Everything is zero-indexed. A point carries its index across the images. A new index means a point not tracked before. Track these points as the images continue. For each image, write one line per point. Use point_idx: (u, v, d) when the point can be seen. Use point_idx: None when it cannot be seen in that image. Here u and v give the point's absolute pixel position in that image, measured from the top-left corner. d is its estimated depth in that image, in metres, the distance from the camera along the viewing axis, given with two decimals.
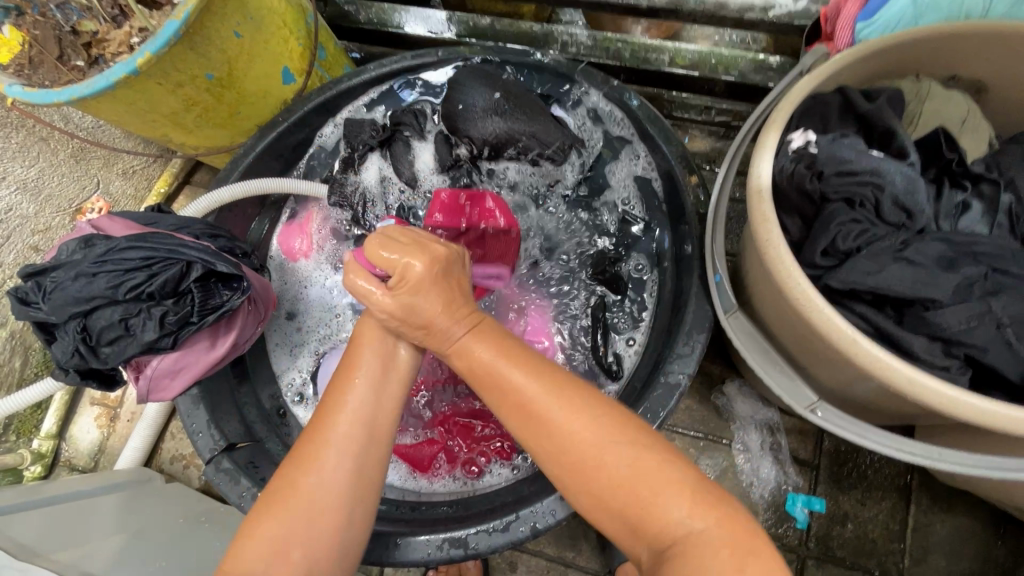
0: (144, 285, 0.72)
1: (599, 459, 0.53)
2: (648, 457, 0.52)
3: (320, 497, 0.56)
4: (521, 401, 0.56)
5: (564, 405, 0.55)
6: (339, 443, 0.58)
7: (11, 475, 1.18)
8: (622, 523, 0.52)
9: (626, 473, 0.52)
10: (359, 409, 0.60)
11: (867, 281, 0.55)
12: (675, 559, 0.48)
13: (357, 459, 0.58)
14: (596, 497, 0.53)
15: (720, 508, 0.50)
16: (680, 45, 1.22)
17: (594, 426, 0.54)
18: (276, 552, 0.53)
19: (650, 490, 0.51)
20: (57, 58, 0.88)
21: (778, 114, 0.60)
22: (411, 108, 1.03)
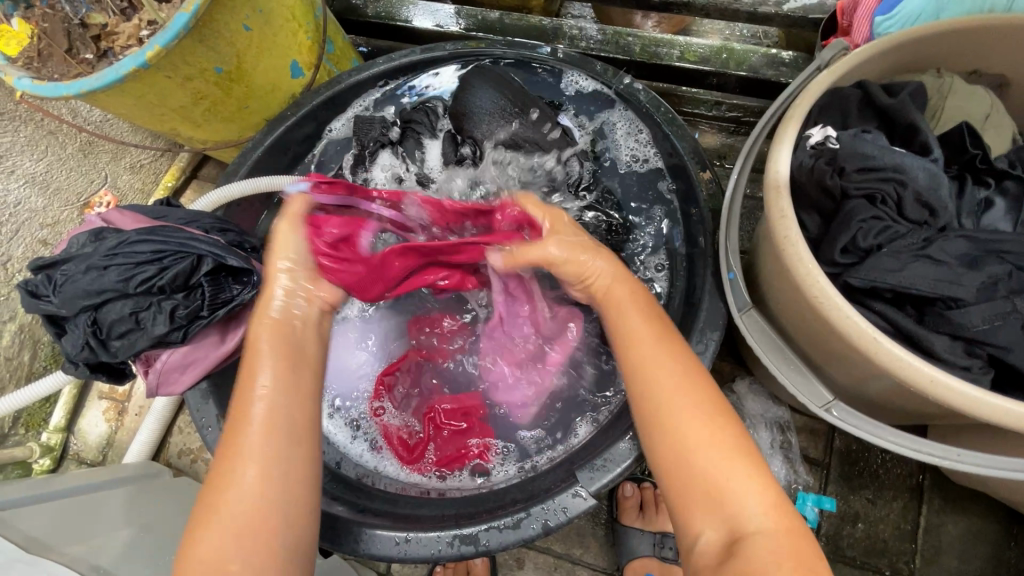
0: (155, 279, 0.71)
1: (693, 438, 0.54)
2: (741, 456, 0.53)
3: (241, 505, 0.54)
4: (649, 379, 0.59)
5: (676, 384, 0.58)
6: (252, 453, 0.57)
7: (20, 467, 1.19)
8: (693, 504, 0.52)
9: (711, 458, 0.53)
10: (270, 412, 0.59)
11: (889, 279, 0.54)
12: (743, 545, 0.48)
13: (268, 460, 0.56)
14: (679, 479, 0.54)
15: (786, 520, 0.50)
16: (691, 40, 1.21)
17: (694, 415, 0.56)
18: (219, 564, 0.52)
19: (734, 478, 0.52)
20: (66, 51, 0.88)
21: (796, 110, 0.59)
22: (423, 107, 1.02)
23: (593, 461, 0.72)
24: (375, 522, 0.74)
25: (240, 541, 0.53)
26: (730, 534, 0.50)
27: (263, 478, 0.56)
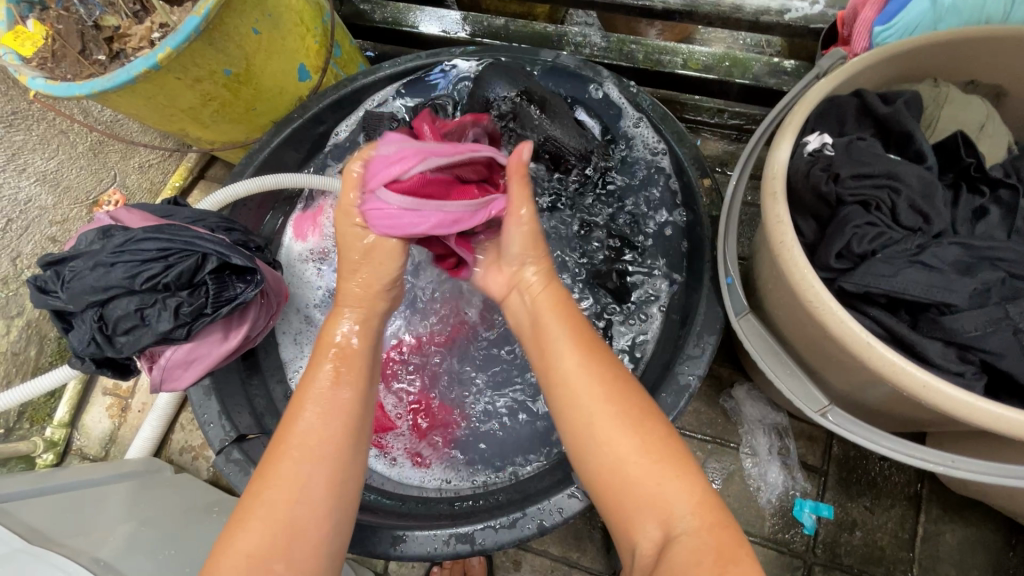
0: (160, 276, 0.73)
1: (594, 406, 0.56)
2: (661, 460, 0.53)
3: (302, 494, 0.55)
4: (570, 391, 0.58)
5: (571, 359, 0.60)
6: (312, 454, 0.57)
7: (24, 461, 1.21)
8: (629, 512, 0.52)
9: (614, 426, 0.55)
10: (330, 421, 0.59)
11: (883, 284, 0.54)
12: (669, 544, 0.48)
13: (334, 468, 0.57)
14: (603, 467, 0.54)
15: (714, 511, 0.50)
16: (694, 48, 1.23)
17: (581, 396, 0.57)
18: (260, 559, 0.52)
19: (614, 436, 0.54)
20: (80, 52, 0.90)
21: (792, 116, 0.60)
22: (434, 103, 1.03)
23: None
24: (372, 518, 0.74)
25: (303, 486, 0.55)
26: (663, 532, 0.50)
27: (333, 476, 0.57)
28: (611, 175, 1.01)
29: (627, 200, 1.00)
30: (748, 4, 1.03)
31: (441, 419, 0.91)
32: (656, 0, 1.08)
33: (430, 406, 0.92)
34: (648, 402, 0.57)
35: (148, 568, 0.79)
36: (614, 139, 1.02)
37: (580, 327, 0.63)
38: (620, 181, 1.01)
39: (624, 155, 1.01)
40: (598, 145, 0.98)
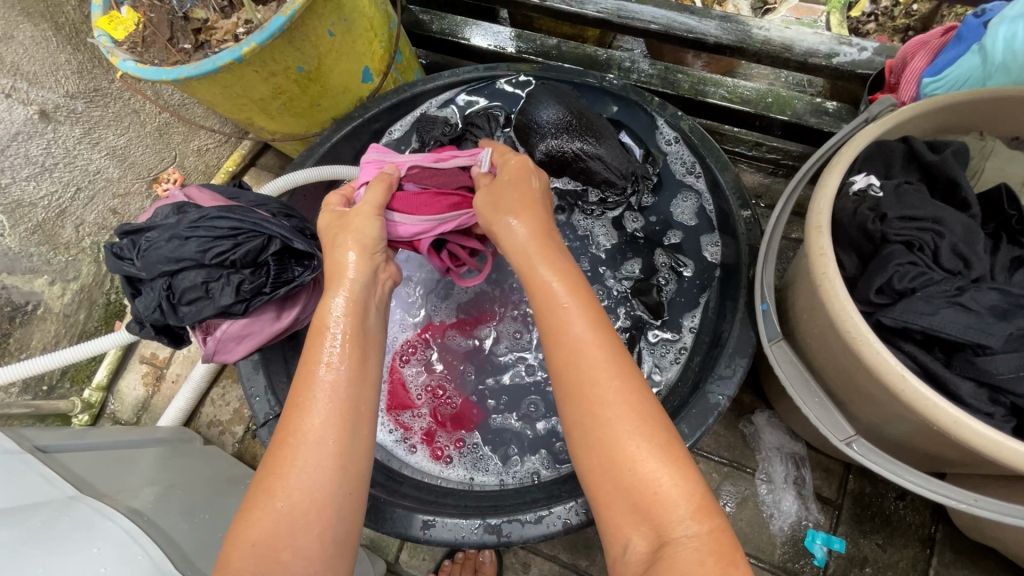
0: (228, 253, 0.78)
1: (608, 400, 0.54)
2: (662, 457, 0.52)
3: (307, 484, 0.56)
4: (578, 370, 0.56)
5: (582, 338, 0.58)
6: (315, 441, 0.58)
7: (61, 420, 1.26)
8: (624, 513, 0.51)
9: (620, 421, 0.53)
10: (332, 401, 0.60)
11: (921, 322, 0.57)
12: (667, 550, 0.48)
13: (330, 450, 0.58)
14: (605, 460, 0.53)
15: (711, 517, 0.49)
16: (739, 82, 1.27)
17: (590, 381, 0.56)
18: (271, 547, 0.54)
19: (619, 434, 0.53)
20: (168, 40, 0.96)
21: (839, 157, 0.64)
22: (485, 112, 1.10)
23: None
24: (402, 503, 0.77)
25: (308, 471, 0.57)
26: (656, 536, 0.49)
27: (334, 471, 0.57)
28: (650, 194, 1.05)
29: (666, 221, 1.03)
30: (799, 45, 1.07)
31: (463, 413, 0.95)
32: (708, 34, 1.12)
33: (456, 400, 0.96)
34: (654, 399, 0.56)
35: (183, 529, 0.83)
36: (655, 161, 1.05)
37: (595, 312, 0.60)
38: (659, 200, 1.05)
39: (665, 177, 1.05)
40: (643, 167, 1.03)
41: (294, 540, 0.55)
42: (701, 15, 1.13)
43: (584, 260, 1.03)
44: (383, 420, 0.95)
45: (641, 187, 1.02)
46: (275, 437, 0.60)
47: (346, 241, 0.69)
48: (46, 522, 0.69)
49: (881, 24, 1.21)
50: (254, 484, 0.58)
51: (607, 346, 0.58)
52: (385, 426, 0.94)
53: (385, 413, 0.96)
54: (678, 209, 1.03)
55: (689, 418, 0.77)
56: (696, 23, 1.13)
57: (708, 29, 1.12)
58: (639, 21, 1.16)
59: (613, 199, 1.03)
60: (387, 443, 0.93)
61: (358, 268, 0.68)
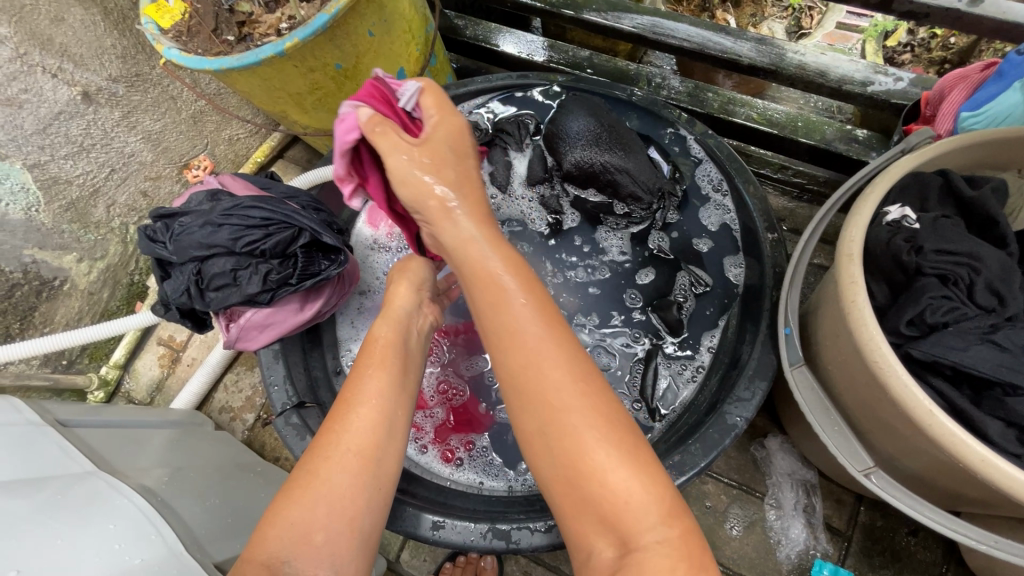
0: (259, 242, 0.79)
1: (568, 404, 0.53)
2: (626, 460, 0.51)
3: (343, 480, 0.56)
4: (536, 375, 0.55)
5: (540, 338, 0.57)
6: (356, 434, 0.59)
7: (77, 395, 1.28)
8: (590, 522, 0.51)
9: (579, 424, 0.52)
10: (380, 400, 0.62)
11: (951, 357, 0.56)
12: (635, 557, 0.48)
13: (370, 446, 0.59)
14: (565, 470, 0.52)
15: (680, 519, 0.50)
16: (769, 104, 1.27)
17: (546, 385, 0.54)
18: (305, 532, 0.54)
19: (585, 441, 0.52)
20: (212, 31, 0.98)
21: (874, 186, 0.64)
22: (517, 119, 1.09)
23: None
24: (412, 502, 0.78)
25: (348, 462, 0.57)
26: (622, 544, 0.49)
27: (367, 459, 0.58)
28: (676, 210, 1.05)
29: (690, 237, 1.03)
30: (834, 72, 1.07)
31: (475, 417, 0.95)
32: (743, 55, 1.12)
33: (469, 403, 0.96)
34: (615, 399, 0.56)
35: (195, 512, 0.84)
36: (682, 177, 1.05)
37: (550, 314, 0.59)
38: (683, 217, 1.04)
39: (691, 194, 1.05)
40: (670, 183, 1.03)
41: (330, 529, 0.54)
42: (736, 37, 1.14)
43: (605, 273, 1.03)
44: None
45: (668, 204, 1.03)
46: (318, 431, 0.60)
47: (398, 284, 0.78)
48: (66, 496, 0.71)
49: (917, 55, 1.21)
50: (294, 471, 0.58)
51: (564, 344, 0.57)
52: None
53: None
54: (703, 227, 1.03)
55: (705, 437, 0.77)
56: (731, 44, 1.13)
57: (743, 50, 1.12)
58: (674, 38, 1.17)
59: (638, 214, 1.03)
60: None
61: (406, 298, 0.76)
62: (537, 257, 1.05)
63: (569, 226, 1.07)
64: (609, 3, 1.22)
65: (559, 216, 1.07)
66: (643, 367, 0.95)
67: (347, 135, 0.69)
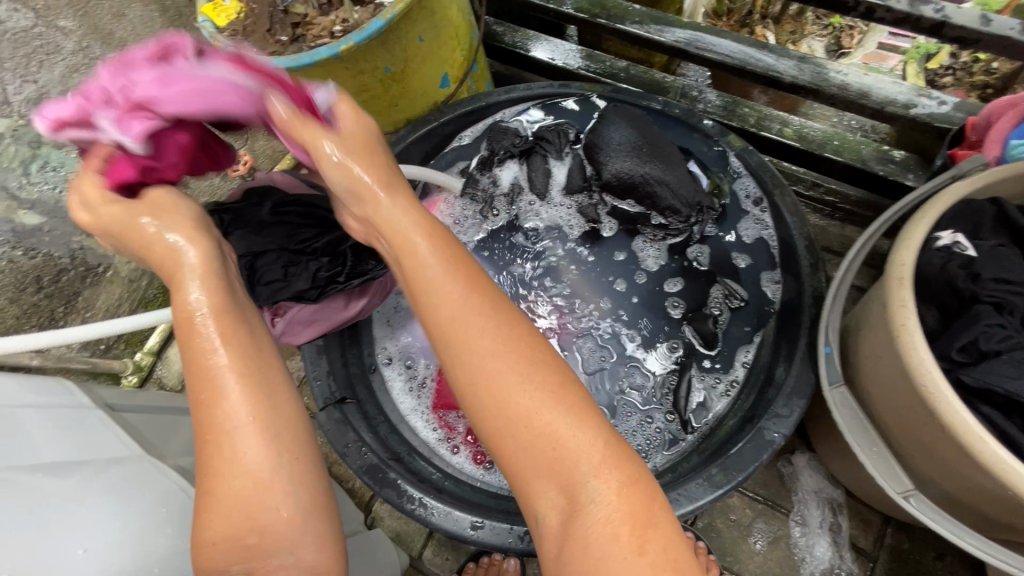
0: (311, 240, 0.85)
1: (499, 361, 0.52)
2: (569, 417, 0.52)
3: (258, 475, 0.51)
4: (465, 332, 0.53)
5: (462, 294, 0.54)
6: (243, 428, 0.51)
7: (112, 379, 1.31)
8: (534, 480, 0.51)
9: (513, 383, 0.52)
10: (249, 383, 0.52)
11: (1005, 385, 0.57)
12: (584, 517, 0.49)
13: (268, 438, 0.52)
14: (503, 432, 0.52)
15: (625, 474, 0.51)
16: (805, 122, 1.27)
17: (477, 344, 0.53)
18: (238, 537, 0.50)
19: (518, 394, 0.51)
20: (267, 31, 1.01)
21: (925, 211, 0.65)
22: (556, 128, 1.12)
23: (667, 492, 0.77)
24: (449, 502, 0.79)
25: (255, 460, 0.51)
26: (569, 505, 0.50)
27: (271, 453, 0.51)
28: (712, 223, 1.05)
29: (726, 251, 1.03)
30: (876, 93, 1.07)
31: None
32: (784, 73, 1.13)
33: None
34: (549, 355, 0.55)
35: None
36: (720, 192, 1.05)
37: (467, 270, 0.56)
38: (720, 231, 1.05)
39: (729, 208, 1.05)
40: (708, 197, 1.03)
41: (259, 534, 0.50)
42: (779, 54, 1.15)
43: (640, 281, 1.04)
44: (428, 418, 0.97)
45: (705, 218, 1.03)
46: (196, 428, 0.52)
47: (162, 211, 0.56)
48: (121, 477, 0.73)
49: (958, 78, 1.21)
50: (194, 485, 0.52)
51: (488, 299, 0.55)
52: (429, 423, 0.96)
53: (430, 410, 0.97)
54: (739, 241, 1.04)
55: (741, 452, 0.77)
56: (773, 61, 1.14)
57: (785, 68, 1.13)
58: (715, 53, 1.18)
59: (676, 226, 1.03)
60: (431, 442, 0.95)
61: (196, 243, 0.55)
62: (574, 265, 1.06)
63: (605, 235, 1.08)
64: (650, 15, 1.23)
65: (596, 224, 1.08)
66: (676, 378, 0.96)
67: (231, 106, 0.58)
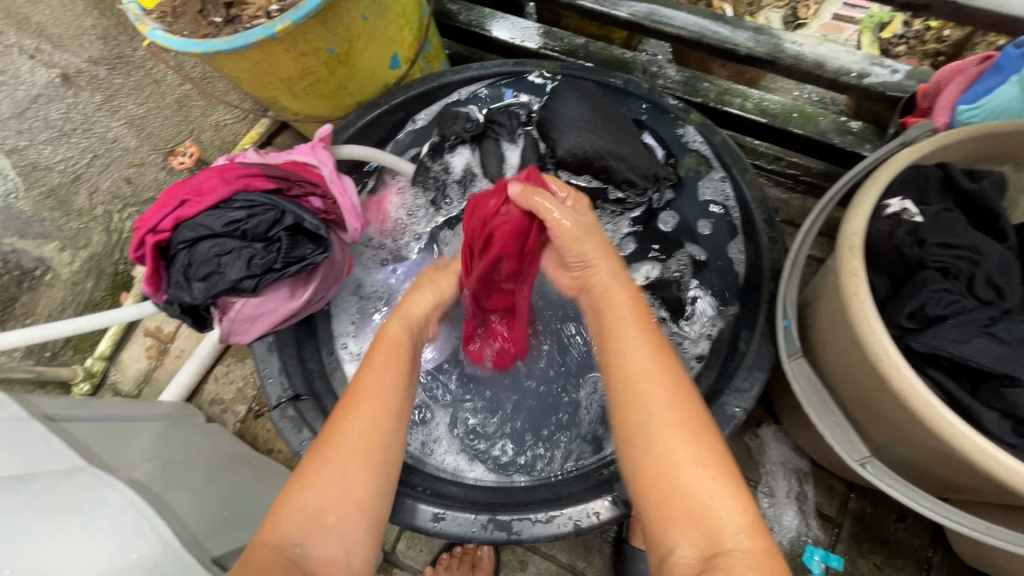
0: (242, 222, 0.78)
1: (657, 399, 0.58)
2: (717, 474, 0.53)
3: (355, 478, 0.61)
4: (646, 390, 0.59)
5: (643, 358, 0.62)
6: (359, 441, 0.63)
7: (61, 387, 1.25)
8: (678, 519, 0.52)
9: (682, 447, 0.55)
10: (378, 421, 0.65)
11: (951, 349, 0.58)
12: (720, 561, 0.48)
13: (376, 455, 0.63)
14: (651, 479, 0.55)
15: (760, 532, 0.50)
16: (764, 95, 1.26)
17: (660, 414, 0.57)
18: (318, 516, 0.58)
19: (672, 444, 0.55)
20: (198, 11, 0.94)
21: (876, 178, 0.64)
22: (507, 110, 1.08)
23: None
24: (412, 494, 0.77)
25: (357, 466, 0.61)
26: (709, 547, 0.50)
27: (373, 461, 0.62)
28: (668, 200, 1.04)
29: (684, 226, 1.03)
30: (830, 63, 1.07)
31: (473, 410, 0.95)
32: (741, 44, 1.12)
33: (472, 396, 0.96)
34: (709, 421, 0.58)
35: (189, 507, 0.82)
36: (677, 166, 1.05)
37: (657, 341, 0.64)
38: (676, 207, 1.05)
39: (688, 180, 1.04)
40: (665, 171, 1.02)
41: (325, 526, 0.57)
42: (734, 26, 1.13)
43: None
44: None
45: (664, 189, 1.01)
46: (328, 427, 0.64)
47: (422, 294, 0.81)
48: (55, 489, 0.68)
49: (911, 47, 1.22)
50: (292, 476, 0.61)
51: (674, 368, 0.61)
52: None
53: None
54: (697, 217, 1.03)
55: None
56: (729, 34, 1.13)
57: (741, 40, 1.12)
58: (672, 26, 1.15)
59: (634, 201, 1.02)
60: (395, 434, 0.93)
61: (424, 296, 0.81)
62: None
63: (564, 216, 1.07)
64: None
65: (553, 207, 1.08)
66: None
67: (312, 186, 0.87)
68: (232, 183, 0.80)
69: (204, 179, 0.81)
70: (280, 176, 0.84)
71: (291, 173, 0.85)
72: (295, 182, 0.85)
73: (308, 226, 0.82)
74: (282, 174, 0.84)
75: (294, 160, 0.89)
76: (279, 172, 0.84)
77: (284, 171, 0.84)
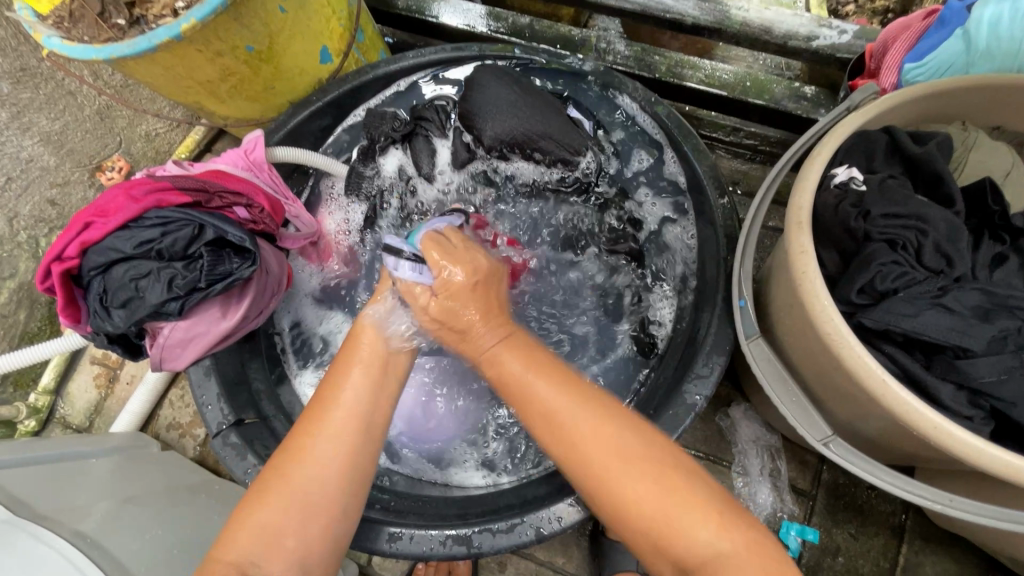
0: (156, 242, 0.72)
1: (588, 454, 0.55)
2: (684, 503, 0.52)
3: (322, 481, 0.58)
4: (571, 435, 0.56)
5: (550, 395, 0.59)
6: (331, 433, 0.60)
7: (4, 426, 1.18)
8: (648, 547, 0.53)
9: (636, 487, 0.53)
10: (356, 404, 0.62)
11: (903, 324, 0.56)
12: None
13: (342, 450, 0.59)
14: (618, 514, 0.54)
15: (737, 529, 0.51)
16: (717, 64, 1.22)
17: (607, 457, 0.55)
18: (273, 533, 0.55)
19: (625, 491, 0.53)
20: (98, 14, 0.86)
21: (824, 146, 0.61)
22: (433, 104, 1.02)
23: None
24: (372, 515, 0.75)
25: (305, 467, 0.58)
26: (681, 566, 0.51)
27: (343, 462, 0.59)
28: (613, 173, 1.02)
29: (630, 199, 1.02)
30: (778, 28, 1.03)
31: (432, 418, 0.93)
32: (687, 14, 1.07)
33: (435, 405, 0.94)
34: (670, 457, 0.55)
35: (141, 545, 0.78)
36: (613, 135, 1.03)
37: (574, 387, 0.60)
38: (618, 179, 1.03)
39: (628, 148, 1.03)
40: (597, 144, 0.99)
41: (307, 531, 0.56)
42: None
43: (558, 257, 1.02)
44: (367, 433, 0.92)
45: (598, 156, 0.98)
46: (292, 429, 0.61)
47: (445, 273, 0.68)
48: None
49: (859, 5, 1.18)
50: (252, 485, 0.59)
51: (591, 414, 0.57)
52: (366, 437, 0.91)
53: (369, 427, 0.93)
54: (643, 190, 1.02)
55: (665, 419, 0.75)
56: (673, 3, 1.08)
57: (686, 9, 1.07)
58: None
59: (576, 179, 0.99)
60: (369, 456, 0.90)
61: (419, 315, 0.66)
62: None
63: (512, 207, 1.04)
64: None
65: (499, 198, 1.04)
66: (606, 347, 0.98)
67: (231, 195, 0.81)
68: (139, 198, 0.74)
69: (110, 196, 0.75)
70: (192, 185, 0.77)
71: (207, 183, 0.79)
72: (213, 193, 0.79)
73: (231, 239, 0.75)
74: (196, 185, 0.78)
75: (218, 170, 0.85)
76: (194, 183, 0.78)
77: (199, 182, 0.79)
